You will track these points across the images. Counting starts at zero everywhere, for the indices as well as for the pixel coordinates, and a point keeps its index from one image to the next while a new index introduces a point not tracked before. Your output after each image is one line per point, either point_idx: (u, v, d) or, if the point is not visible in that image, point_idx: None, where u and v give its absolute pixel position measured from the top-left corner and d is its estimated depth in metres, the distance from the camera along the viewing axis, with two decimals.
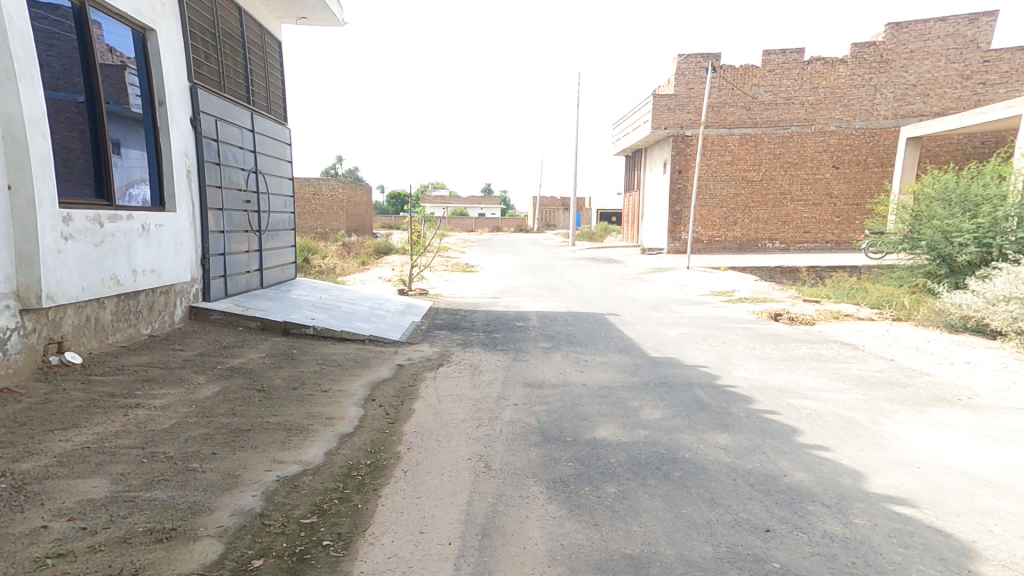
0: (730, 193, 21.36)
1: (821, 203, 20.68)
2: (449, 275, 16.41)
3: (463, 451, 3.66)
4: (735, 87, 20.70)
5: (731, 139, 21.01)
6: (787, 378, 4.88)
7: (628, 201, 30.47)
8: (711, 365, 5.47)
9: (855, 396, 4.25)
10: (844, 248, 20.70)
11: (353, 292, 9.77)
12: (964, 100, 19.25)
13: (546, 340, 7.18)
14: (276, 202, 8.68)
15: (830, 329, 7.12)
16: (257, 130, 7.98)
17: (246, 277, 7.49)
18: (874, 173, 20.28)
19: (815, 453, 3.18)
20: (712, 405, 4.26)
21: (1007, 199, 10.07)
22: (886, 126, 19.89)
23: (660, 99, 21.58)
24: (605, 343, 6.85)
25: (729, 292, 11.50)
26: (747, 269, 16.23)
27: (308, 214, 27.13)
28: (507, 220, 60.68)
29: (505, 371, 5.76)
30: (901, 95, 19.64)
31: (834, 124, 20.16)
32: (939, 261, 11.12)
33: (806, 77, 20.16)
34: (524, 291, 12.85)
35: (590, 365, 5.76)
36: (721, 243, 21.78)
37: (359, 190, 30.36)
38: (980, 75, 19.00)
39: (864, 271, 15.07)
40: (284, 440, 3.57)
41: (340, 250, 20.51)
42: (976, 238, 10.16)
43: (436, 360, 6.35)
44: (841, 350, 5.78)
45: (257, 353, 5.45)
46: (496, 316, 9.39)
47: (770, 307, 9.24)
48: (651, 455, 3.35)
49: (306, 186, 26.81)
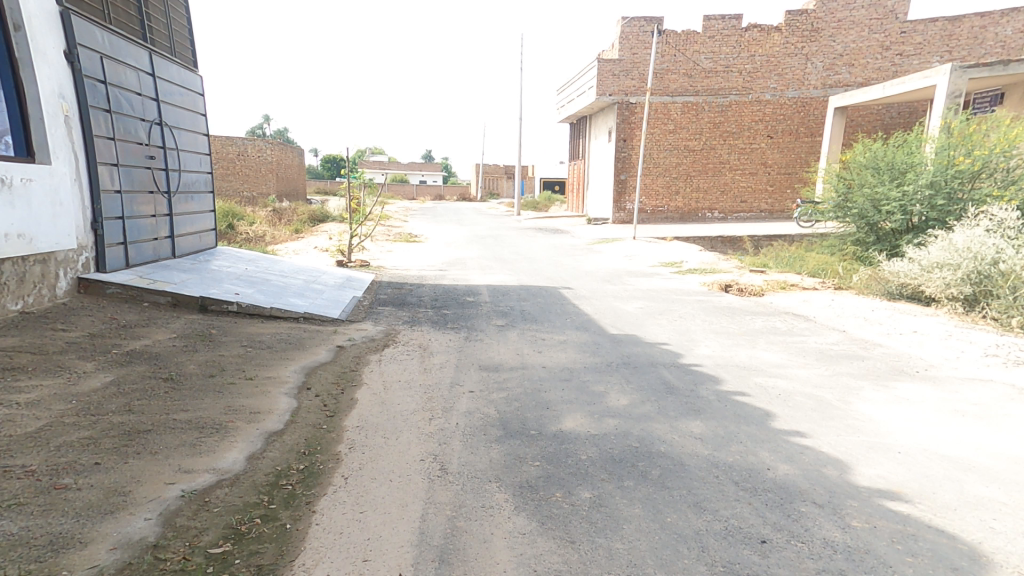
0: (671, 161, 21.53)
1: (757, 172, 21.20)
2: (391, 245, 15.56)
3: (414, 449, 3.22)
4: (677, 53, 20.66)
5: (672, 107, 21.04)
6: (749, 354, 4.76)
7: (572, 169, 30.21)
8: (672, 343, 5.29)
9: (819, 372, 4.15)
10: (778, 217, 21.47)
11: (285, 263, 8.90)
12: (884, 71, 19.95)
13: (499, 317, 6.77)
14: (188, 160, 7.65)
15: (779, 299, 7.16)
16: (159, 74, 6.89)
17: (153, 246, 6.55)
18: (806, 143, 20.90)
19: (794, 441, 2.99)
20: (681, 391, 4.03)
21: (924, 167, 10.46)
22: (816, 96, 20.42)
23: (604, 64, 21.21)
24: (562, 320, 6.53)
25: (676, 262, 11.51)
26: (689, 238, 16.49)
27: (234, 178, 25.02)
28: (450, 188, 59.22)
29: (457, 353, 5.33)
30: (829, 66, 20.17)
31: (769, 93, 20.56)
32: (869, 229, 11.57)
33: (744, 44, 20.33)
34: (471, 263, 12.33)
35: (548, 344, 5.45)
36: (664, 212, 22.06)
37: (289, 153, 28.30)
38: (898, 47, 19.75)
39: (797, 240, 15.62)
40: (196, 442, 2.99)
41: (270, 218, 19.05)
42: (900, 205, 10.53)
43: (381, 341, 5.80)
44: (796, 323, 5.74)
45: (166, 334, 4.70)
46: (443, 291, 8.86)
47: (718, 277, 9.24)
48: (625, 451, 3.05)
49: (229, 147, 24.59)
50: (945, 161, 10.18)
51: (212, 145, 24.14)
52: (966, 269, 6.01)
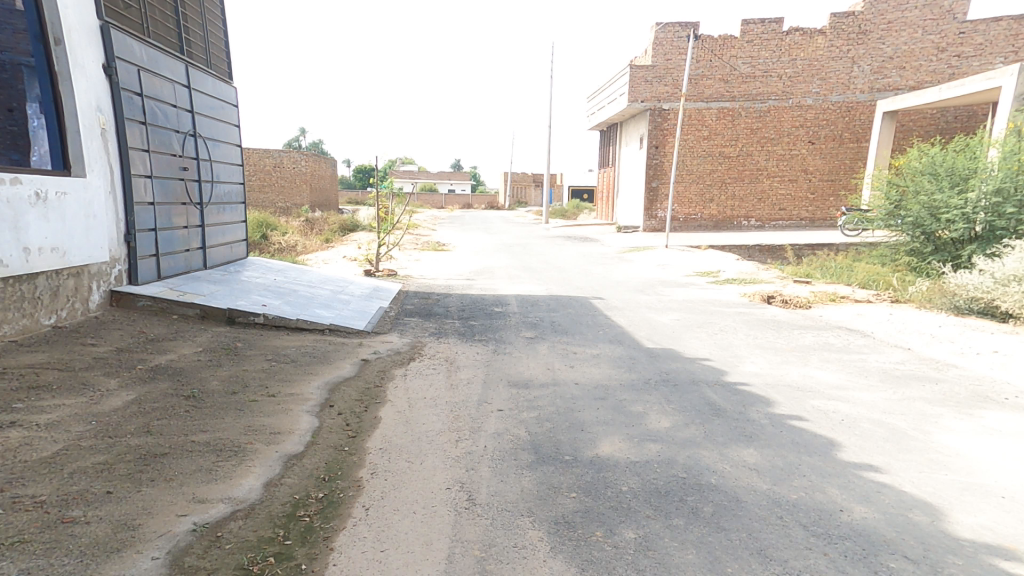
0: (706, 169, 20.98)
1: (797, 179, 20.45)
2: (419, 254, 15.53)
3: (440, 476, 2.98)
4: (713, 58, 20.19)
5: (708, 113, 20.53)
6: (802, 373, 4.37)
7: (603, 177, 29.84)
8: (715, 359, 4.93)
9: (886, 395, 3.75)
10: (818, 225, 20.63)
11: (313, 273, 8.87)
12: (940, 73, 19.07)
13: (528, 329, 6.52)
14: (221, 172, 7.68)
15: (829, 313, 6.70)
16: (194, 86, 6.94)
17: (185, 257, 6.56)
18: (849, 148, 20.05)
19: (868, 476, 2.63)
20: (728, 411, 3.69)
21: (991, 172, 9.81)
22: (862, 100, 19.60)
23: (638, 71, 20.87)
24: (594, 332, 6.23)
25: (713, 272, 11.06)
26: (726, 247, 15.95)
27: (270, 188, 25.63)
28: (478, 197, 59.51)
29: (485, 367, 5.09)
30: (878, 69, 19.35)
31: (811, 98, 19.84)
32: (925, 238, 10.90)
33: (784, 48, 19.72)
34: (500, 272, 12.13)
35: (580, 359, 5.16)
36: (697, 220, 21.48)
37: (324, 164, 28.91)
38: (956, 48, 18.83)
39: (843, 249, 14.91)
40: (211, 467, 2.82)
41: (302, 227, 19.33)
42: (962, 214, 9.88)
43: (407, 354, 5.62)
44: (852, 339, 5.30)
45: (192, 349, 4.61)
46: (471, 301, 8.67)
47: (761, 288, 8.78)
48: (671, 481, 2.74)
49: (266, 159, 25.24)
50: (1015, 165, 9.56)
51: (250, 158, 24.88)
52: None
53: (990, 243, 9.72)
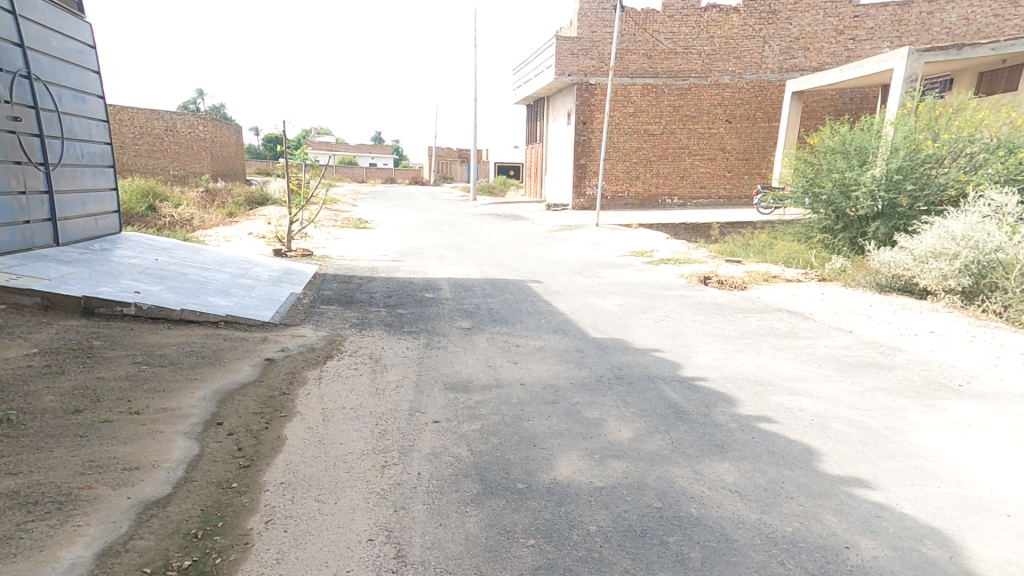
0: (632, 146, 21.09)
1: (716, 158, 21.03)
2: (338, 231, 14.33)
3: (358, 519, 2.34)
4: (637, 32, 20.08)
5: (632, 89, 20.55)
6: (757, 364, 4.13)
7: (530, 153, 29.40)
8: (666, 351, 4.61)
9: (846, 386, 3.54)
10: (736, 203, 21.42)
11: (209, 254, 7.67)
12: (838, 56, 19.92)
13: (464, 318, 5.96)
14: (74, 127, 6.34)
15: (765, 293, 6.69)
16: (25, 16, 5.55)
17: (23, 231, 5.31)
18: (763, 128, 20.81)
19: (861, 495, 2.31)
20: (691, 413, 3.33)
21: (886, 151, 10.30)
22: (772, 80, 20.30)
23: (563, 42, 20.37)
24: (535, 322, 5.78)
25: (647, 251, 11.01)
26: (652, 225, 16.11)
27: (162, 155, 22.75)
28: (401, 171, 57.21)
29: (416, 366, 4.46)
30: (786, 49, 20.05)
31: (728, 77, 20.31)
32: (837, 216, 11.36)
33: (703, 25, 19.98)
34: (427, 251, 11.37)
35: (523, 356, 4.67)
36: (624, 198, 21.67)
37: (226, 129, 26.18)
38: (851, 31, 19.72)
39: (760, 227, 15.50)
40: (12, 536, 2.01)
41: (203, 200, 17.31)
42: (870, 192, 10.31)
43: (323, 351, 4.84)
44: (795, 322, 5.19)
45: (22, 353, 3.58)
46: (397, 285, 7.91)
47: (695, 269, 8.77)
48: (645, 515, 2.29)
49: (154, 121, 22.30)
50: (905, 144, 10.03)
51: (135, 118, 21.59)
52: (965, 259, 5.66)
53: (896, 220, 10.22)
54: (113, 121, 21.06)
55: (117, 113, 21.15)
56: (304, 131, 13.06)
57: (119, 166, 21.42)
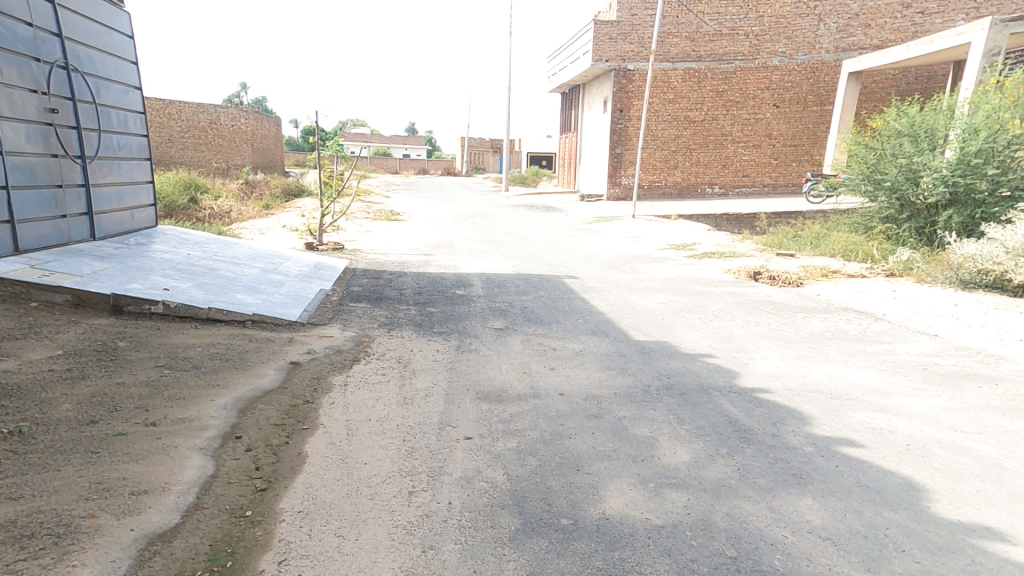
0: (671, 133, 20.29)
1: (761, 145, 20.02)
2: (370, 224, 14.22)
3: (383, 563, 2.05)
4: (681, 14, 19.24)
5: (674, 74, 19.73)
6: (828, 372, 3.66)
7: (564, 143, 28.80)
8: (719, 357, 4.18)
9: (943, 403, 3.05)
10: (781, 193, 20.39)
11: (241, 248, 7.57)
12: (903, 32, 18.64)
13: (497, 318, 5.68)
14: (112, 119, 6.28)
15: (827, 290, 6.16)
16: (63, 5, 5.47)
17: (60, 225, 5.26)
18: (814, 112, 19.67)
19: (992, 553, 1.87)
20: (757, 431, 2.91)
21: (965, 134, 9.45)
22: (827, 60, 19.11)
23: (602, 26, 19.70)
24: (572, 322, 5.42)
25: (689, 244, 10.47)
26: (693, 216, 15.44)
27: (207, 147, 23.12)
28: (433, 163, 57.30)
29: (447, 373, 4.18)
30: (843, 28, 18.83)
31: (777, 58, 19.25)
32: (901, 205, 10.52)
33: (751, 4, 18.97)
34: (459, 245, 11.11)
35: (561, 362, 4.33)
36: (661, 188, 20.92)
37: (266, 122, 26.54)
38: (919, 4, 18.39)
39: (810, 217, 14.64)
40: None
41: (241, 191, 17.53)
42: (942, 179, 9.47)
43: (350, 353, 4.61)
44: (866, 324, 4.66)
45: (44, 355, 3.45)
46: (428, 281, 7.68)
47: (745, 263, 8.24)
48: (718, 569, 1.91)
49: (200, 114, 22.67)
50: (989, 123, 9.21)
51: (182, 112, 22.11)
52: None
53: (972, 208, 9.36)
54: (162, 114, 21.65)
55: (166, 107, 21.68)
56: (339, 123, 13.01)
57: (166, 158, 21.94)
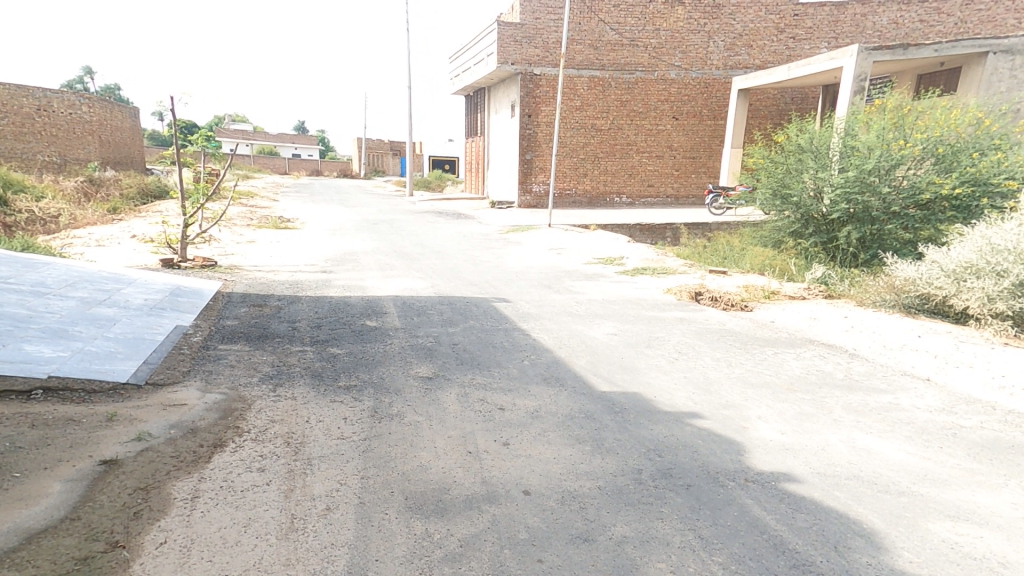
0: (579, 141, 20.12)
1: (663, 155, 20.43)
2: (253, 232, 12.19)
3: None
4: (583, 21, 19.15)
5: (579, 82, 19.58)
6: (852, 438, 2.97)
7: (469, 147, 27.93)
8: (712, 416, 3.39)
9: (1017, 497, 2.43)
10: (682, 203, 20.93)
11: (54, 274, 5.61)
12: (779, 54, 19.75)
13: (422, 366, 4.61)
14: None
15: (777, 316, 5.69)
16: None
17: None
18: (708, 126, 20.36)
19: None
20: (828, 561, 2.05)
21: (860, 150, 9.56)
22: (717, 76, 19.86)
23: (506, 28, 19.01)
24: (517, 371, 4.48)
25: (615, 259, 9.99)
26: (607, 227, 15.14)
27: (35, 137, 19.23)
28: (327, 163, 53.56)
29: (359, 463, 2.95)
30: (730, 46, 19.70)
31: (673, 72, 19.73)
32: (805, 220, 10.63)
33: (649, 17, 19.30)
34: (364, 259, 9.68)
35: (516, 438, 3.28)
36: (571, 196, 20.68)
37: (118, 112, 22.62)
38: (791, 30, 19.58)
39: (716, 230, 15.01)
40: None
41: (82, 191, 14.44)
42: (844, 192, 9.53)
43: (210, 432, 3.18)
44: (847, 364, 4.11)
45: None
46: (329, 309, 6.39)
47: (680, 283, 7.78)
48: None
49: (22, 98, 18.94)
50: (883, 141, 9.37)
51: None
52: (1013, 279, 4.95)
53: (869, 224, 9.55)
54: None
55: None
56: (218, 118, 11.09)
57: None
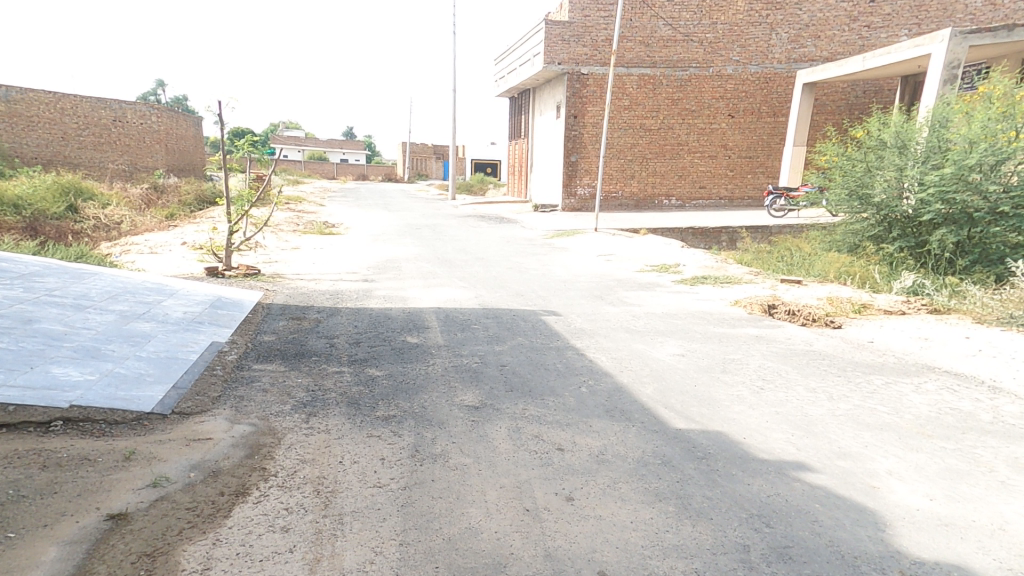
0: (627, 142, 19.36)
1: (717, 155, 19.40)
2: (298, 239, 12.15)
3: None
4: (634, 17, 18.44)
5: (628, 80, 18.86)
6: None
7: (513, 150, 27.55)
8: (829, 467, 2.72)
9: None
10: (737, 205, 19.79)
11: (98, 286, 5.47)
12: (851, 45, 18.36)
13: (468, 393, 4.13)
14: None
15: (881, 335, 4.92)
16: None
17: None
18: (768, 124, 19.18)
19: None
20: None
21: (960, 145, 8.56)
22: (780, 70, 18.69)
23: (554, 27, 18.51)
24: (576, 401, 3.94)
25: (673, 265, 9.34)
26: (658, 230, 14.36)
27: (109, 147, 20.19)
28: (372, 168, 54.47)
29: (398, 523, 2.49)
30: (795, 38, 18.48)
31: (731, 67, 18.69)
32: (888, 223, 9.69)
33: (705, 10, 18.38)
34: (407, 267, 9.36)
35: (582, 491, 2.74)
36: (618, 199, 19.93)
37: (183, 122, 23.40)
38: (866, 18, 18.14)
39: (778, 233, 13.99)
40: None
41: (143, 197, 14.94)
42: (939, 191, 8.55)
43: (232, 475, 2.80)
44: (992, 403, 3.34)
45: None
46: (369, 322, 6.02)
47: (753, 293, 7.05)
48: None
49: (100, 110, 19.88)
50: (987, 134, 8.34)
51: (78, 108, 19.43)
52: None
53: (969, 227, 8.47)
54: (53, 110, 18.95)
55: (58, 101, 18.94)
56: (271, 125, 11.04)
57: (58, 158, 19.27)
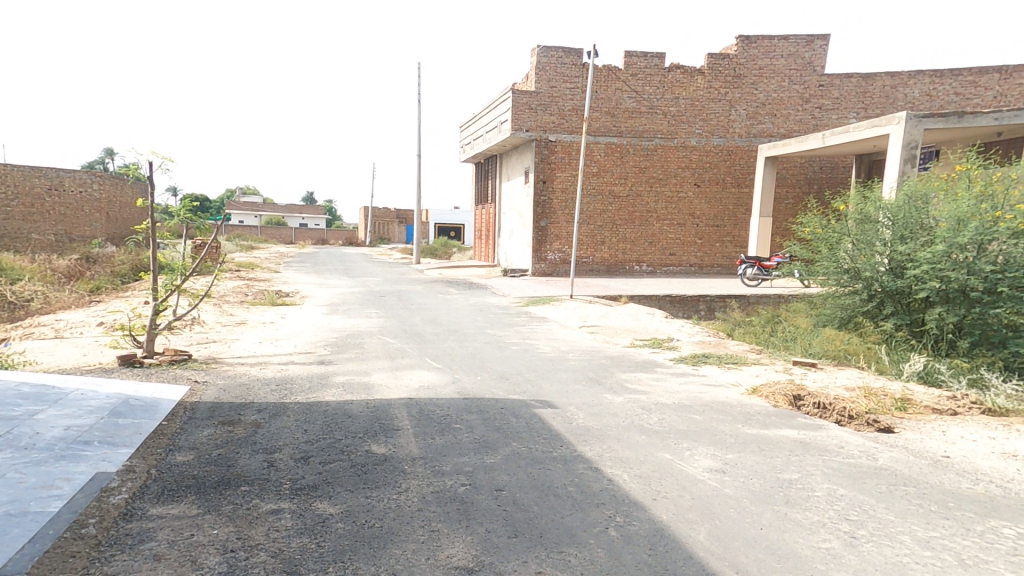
0: (595, 208, 19.20)
1: (685, 224, 19.42)
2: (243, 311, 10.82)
3: None
4: (600, 90, 18.76)
5: (595, 148, 19.01)
6: None
7: (479, 214, 27.21)
8: None
9: None
10: (706, 272, 19.66)
11: None
12: (805, 123, 19.12)
13: (459, 547, 2.95)
14: None
15: (951, 452, 4.02)
16: None
17: None
18: (733, 193, 19.44)
19: None
20: None
21: (948, 223, 8.24)
22: (740, 144, 19.19)
23: (521, 96, 18.58)
24: (611, 559, 2.82)
25: (664, 341, 8.52)
26: (635, 298, 13.76)
27: (41, 216, 18.55)
28: (333, 232, 53.38)
29: None
30: (753, 114, 19.14)
31: (694, 139, 19.09)
32: (881, 299, 9.22)
33: (667, 86, 18.87)
34: (369, 344, 8.18)
35: None
36: (589, 264, 19.51)
37: (128, 187, 22.05)
38: (817, 99, 19.02)
39: (755, 302, 13.62)
40: None
41: (68, 268, 13.40)
42: (932, 268, 8.13)
43: None
44: None
45: None
46: (323, 425, 4.79)
47: (765, 379, 6.21)
48: None
49: (34, 178, 18.37)
50: (975, 213, 8.04)
51: (8, 176, 17.83)
52: None
53: (966, 305, 7.94)
54: None
55: None
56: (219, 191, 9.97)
57: None
